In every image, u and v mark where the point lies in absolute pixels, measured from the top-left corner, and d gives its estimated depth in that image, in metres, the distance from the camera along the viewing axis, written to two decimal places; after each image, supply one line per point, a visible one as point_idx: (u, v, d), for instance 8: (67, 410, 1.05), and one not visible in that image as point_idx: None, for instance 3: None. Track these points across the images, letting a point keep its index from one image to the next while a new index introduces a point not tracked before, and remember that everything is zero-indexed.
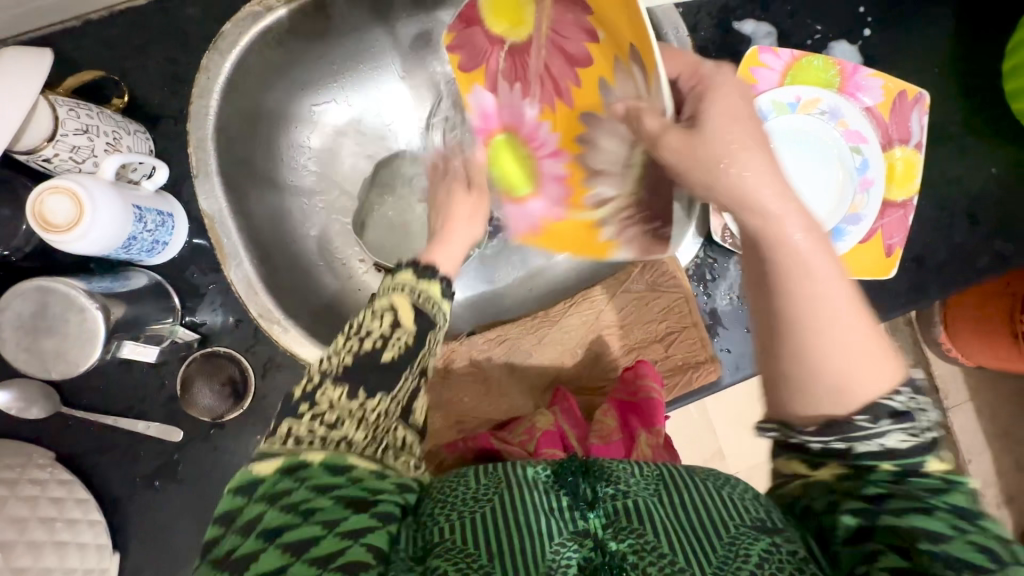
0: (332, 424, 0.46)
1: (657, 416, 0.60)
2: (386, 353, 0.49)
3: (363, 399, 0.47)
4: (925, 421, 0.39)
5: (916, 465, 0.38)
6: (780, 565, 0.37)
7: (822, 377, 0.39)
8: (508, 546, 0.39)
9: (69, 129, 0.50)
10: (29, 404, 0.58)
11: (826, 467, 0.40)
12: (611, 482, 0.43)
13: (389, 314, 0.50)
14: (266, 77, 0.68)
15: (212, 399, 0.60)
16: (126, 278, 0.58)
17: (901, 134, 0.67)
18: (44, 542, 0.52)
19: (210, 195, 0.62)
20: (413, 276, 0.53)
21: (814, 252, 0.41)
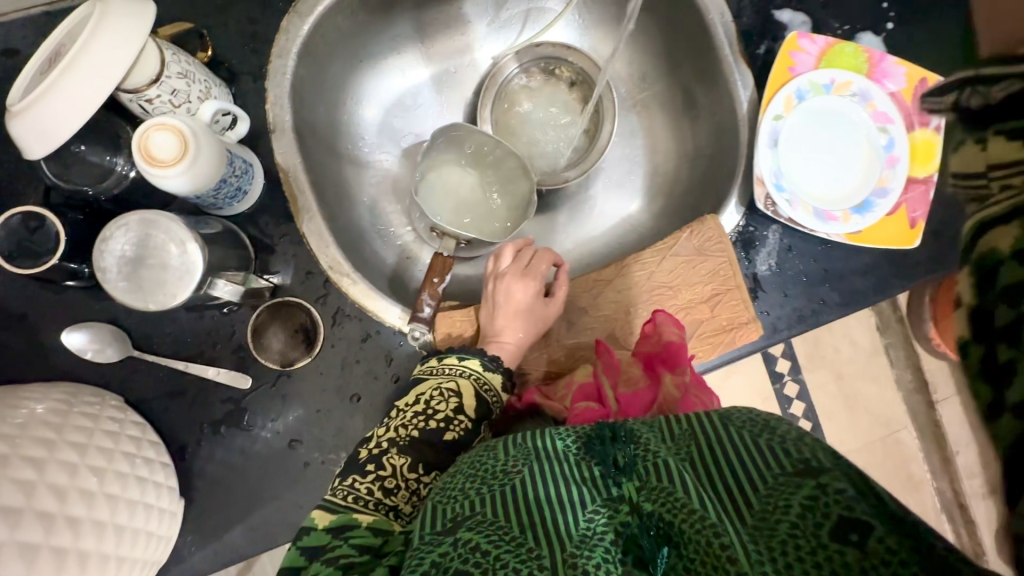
0: (389, 491, 0.53)
1: (681, 358, 0.61)
2: (448, 433, 0.56)
3: (421, 471, 0.54)
4: None
5: None
6: (823, 511, 0.34)
7: None
8: (540, 521, 0.40)
9: (172, 72, 0.52)
10: (104, 346, 0.59)
11: None
12: (638, 445, 0.43)
13: (454, 399, 0.58)
14: (333, 46, 0.72)
15: (285, 344, 0.63)
16: (206, 222, 0.59)
17: (922, 117, 0.72)
18: (129, 474, 0.52)
19: (286, 150, 0.64)
20: (478, 363, 0.61)
21: None
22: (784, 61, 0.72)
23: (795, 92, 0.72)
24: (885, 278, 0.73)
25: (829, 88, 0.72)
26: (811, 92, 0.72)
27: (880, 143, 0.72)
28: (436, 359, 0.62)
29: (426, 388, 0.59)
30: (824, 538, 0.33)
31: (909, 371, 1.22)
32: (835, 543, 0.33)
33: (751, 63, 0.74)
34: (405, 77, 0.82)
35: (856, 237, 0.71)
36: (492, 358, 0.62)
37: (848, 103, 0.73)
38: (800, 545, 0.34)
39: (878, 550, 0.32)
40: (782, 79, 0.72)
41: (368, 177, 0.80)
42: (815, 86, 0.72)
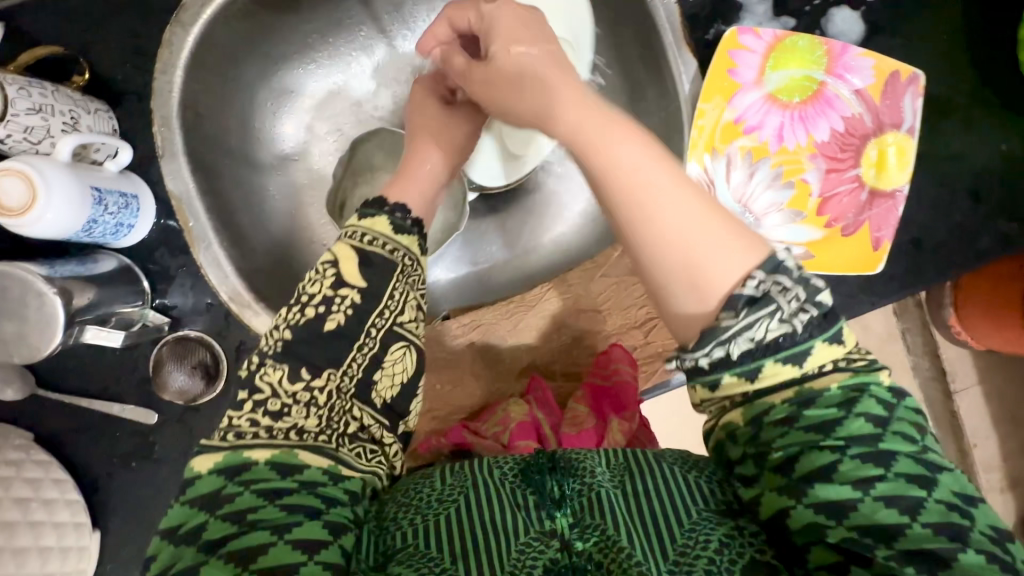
0: (277, 415, 0.44)
1: (630, 401, 0.60)
2: (330, 320, 0.47)
3: (306, 378, 0.45)
4: (788, 301, 0.36)
5: (799, 352, 0.37)
6: (739, 550, 0.38)
7: (685, 250, 0.38)
8: (471, 546, 0.41)
9: (20, 108, 0.49)
10: (4, 386, 0.58)
11: (765, 374, 0.37)
12: (578, 477, 0.44)
13: (331, 270, 0.48)
14: (234, 51, 0.66)
15: (185, 380, 0.61)
16: (93, 262, 0.57)
17: (893, 118, 0.63)
18: (17, 521, 0.52)
19: (176, 175, 0.60)
20: (360, 221, 0.50)
21: (648, 195, 0.38)
22: (726, 62, 0.63)
23: (736, 101, 0.63)
24: (847, 299, 0.64)
25: (768, 97, 0.64)
26: (755, 100, 0.64)
27: (826, 160, 0.64)
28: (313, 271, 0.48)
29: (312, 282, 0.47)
30: (737, 570, 0.38)
31: (927, 359, 1.22)
32: None
33: (698, 47, 0.64)
34: (326, 78, 0.75)
35: (810, 262, 0.63)
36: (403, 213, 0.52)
37: (789, 114, 0.64)
38: None
39: None
40: (726, 82, 0.63)
41: (290, 188, 0.74)
42: (762, 88, 0.63)
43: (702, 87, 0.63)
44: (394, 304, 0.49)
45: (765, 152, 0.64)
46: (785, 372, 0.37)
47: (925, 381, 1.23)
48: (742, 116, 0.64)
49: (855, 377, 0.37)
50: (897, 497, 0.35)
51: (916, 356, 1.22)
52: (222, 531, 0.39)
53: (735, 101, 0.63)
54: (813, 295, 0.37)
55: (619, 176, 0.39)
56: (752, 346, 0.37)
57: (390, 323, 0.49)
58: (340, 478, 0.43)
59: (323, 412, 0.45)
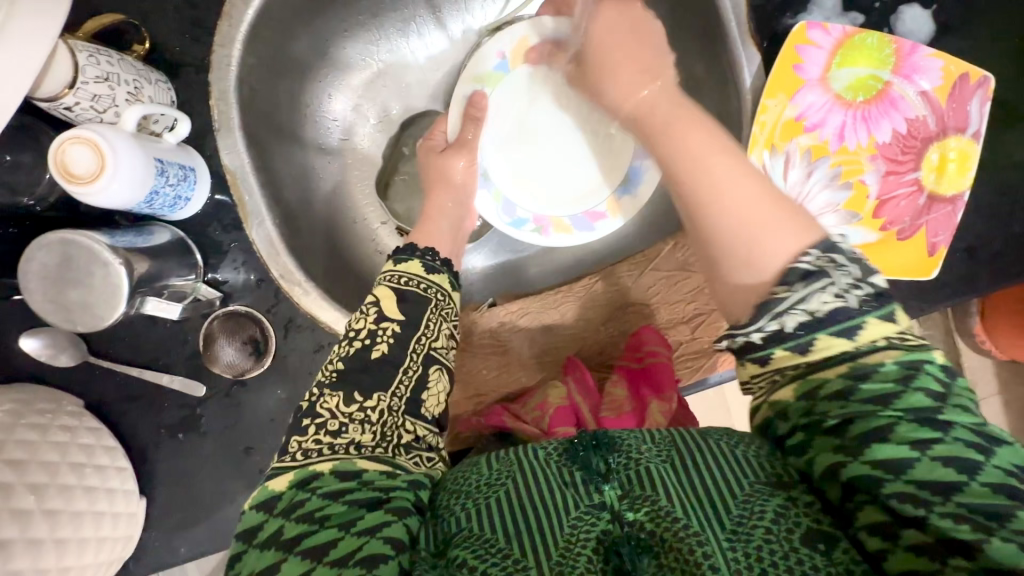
0: (336, 432, 0.46)
1: (668, 381, 0.57)
2: (375, 349, 0.49)
3: (359, 399, 0.47)
4: (842, 277, 0.38)
5: (847, 326, 0.37)
6: (794, 521, 0.37)
7: (745, 222, 0.41)
8: (526, 526, 0.39)
9: (88, 76, 0.49)
10: (58, 352, 0.59)
11: (816, 348, 0.38)
12: (621, 452, 0.42)
13: (374, 307, 0.51)
14: (290, 25, 0.65)
15: (234, 355, 0.62)
16: (149, 233, 0.57)
17: (958, 122, 0.62)
18: (74, 486, 0.53)
19: (232, 150, 0.60)
20: (417, 267, 0.55)
21: (726, 180, 0.43)
22: (790, 58, 0.62)
23: (799, 98, 0.63)
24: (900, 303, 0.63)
25: (830, 96, 0.63)
26: (818, 98, 0.63)
27: (887, 162, 0.63)
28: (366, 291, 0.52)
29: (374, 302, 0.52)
30: (797, 541, 0.36)
31: None
32: (806, 547, 0.36)
33: (761, 40, 0.63)
34: (377, 59, 0.75)
35: None
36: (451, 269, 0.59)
37: (852, 114, 0.63)
38: (774, 548, 0.36)
39: (843, 559, 0.35)
40: (789, 78, 0.62)
41: (337, 167, 0.75)
42: (826, 86, 0.63)
43: (766, 83, 0.62)
44: (430, 330, 0.52)
45: (824, 151, 0.63)
46: (836, 344, 0.37)
47: None
48: (803, 113, 0.63)
49: (908, 356, 0.37)
50: (964, 462, 0.34)
51: None
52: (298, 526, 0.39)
53: (799, 95, 0.62)
54: (865, 274, 0.39)
55: (696, 161, 0.44)
56: (804, 318, 0.38)
57: (426, 349, 0.52)
58: (398, 473, 0.44)
59: (377, 429, 0.47)
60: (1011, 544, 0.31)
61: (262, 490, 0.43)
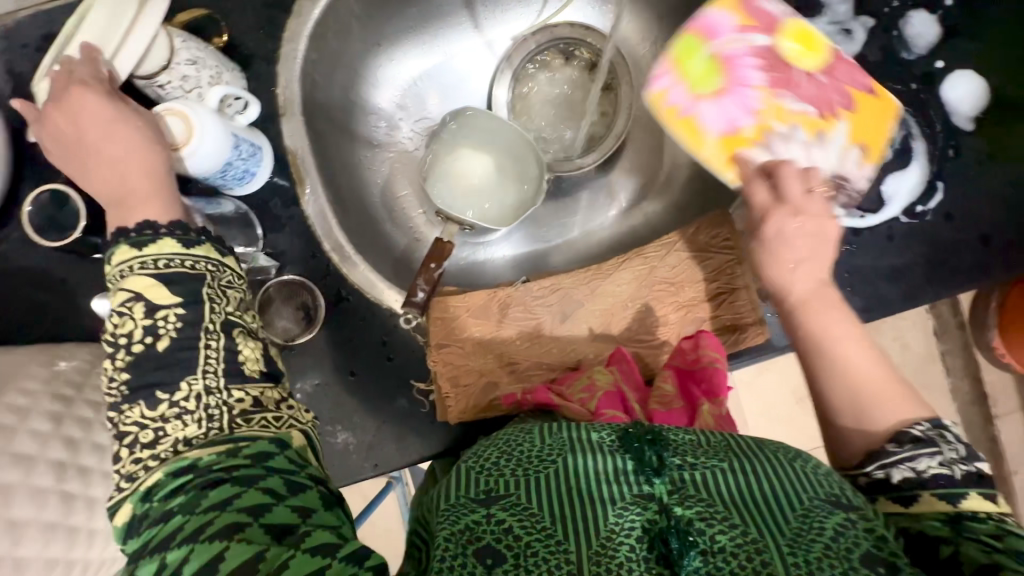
0: (153, 442, 0.45)
1: (720, 387, 0.60)
2: (208, 361, 0.46)
3: (195, 409, 0.45)
4: (950, 450, 0.45)
5: (954, 492, 0.43)
6: (854, 540, 0.39)
7: (859, 387, 0.50)
8: (579, 508, 0.42)
9: (181, 58, 0.56)
10: None
11: (918, 503, 0.44)
12: (676, 452, 0.44)
13: (177, 313, 0.46)
14: (348, 27, 0.72)
15: (288, 321, 0.66)
16: (217, 203, 0.64)
17: (768, 20, 0.63)
18: None
19: (295, 133, 0.67)
20: (171, 246, 0.48)
21: (848, 349, 0.51)
22: (668, 117, 0.65)
23: (711, 121, 0.64)
24: (916, 286, 0.67)
25: (696, 100, 0.64)
26: (716, 112, 0.64)
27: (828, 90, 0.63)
28: (207, 338, 0.47)
29: (209, 360, 0.46)
30: (854, 561, 0.38)
31: (966, 381, 1.21)
32: (864, 568, 0.38)
33: None
34: (423, 59, 0.82)
35: (874, 151, 0.62)
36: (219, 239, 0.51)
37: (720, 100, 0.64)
38: (832, 565, 0.38)
39: None
40: (678, 120, 0.65)
41: (381, 158, 0.80)
42: (706, 100, 0.64)
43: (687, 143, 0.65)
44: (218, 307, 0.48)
45: (781, 122, 0.63)
46: (940, 505, 0.43)
47: (965, 405, 1.22)
48: (733, 128, 0.64)
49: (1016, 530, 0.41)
50: None
51: (956, 379, 1.22)
52: (159, 509, 0.42)
53: (712, 128, 0.64)
54: (971, 457, 0.45)
55: (826, 336, 0.52)
56: (910, 474, 0.45)
57: (224, 314, 0.48)
58: (240, 449, 0.44)
59: (203, 418, 0.45)
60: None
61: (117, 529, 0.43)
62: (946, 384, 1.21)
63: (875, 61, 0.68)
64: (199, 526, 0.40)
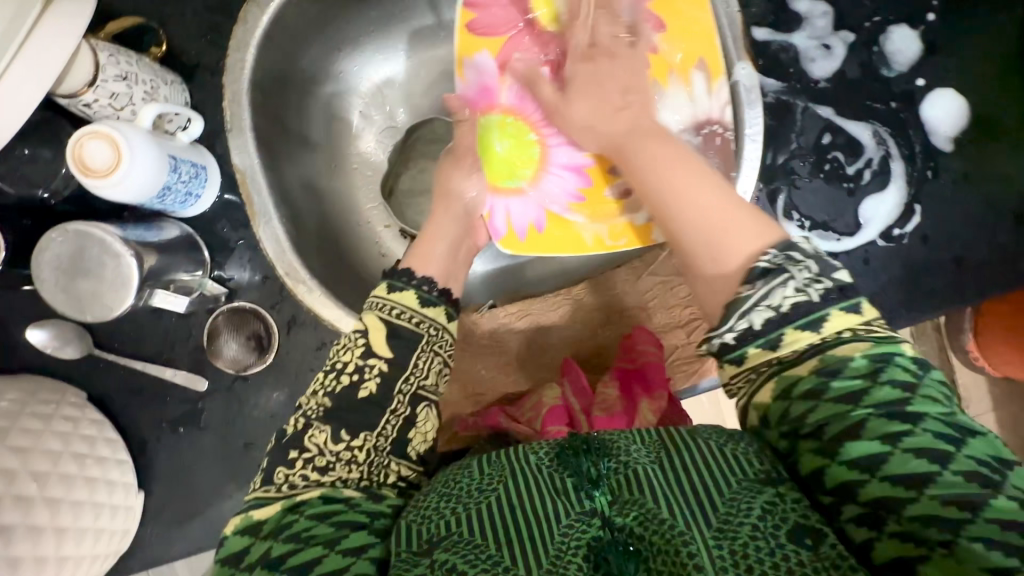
0: (323, 470, 0.46)
1: (658, 380, 0.59)
2: (363, 387, 0.49)
3: (346, 438, 0.47)
4: (801, 273, 0.41)
5: (815, 319, 0.40)
6: (783, 516, 0.36)
7: (696, 222, 0.47)
8: (519, 531, 0.39)
9: (108, 74, 0.51)
10: (64, 344, 0.61)
11: (788, 340, 0.40)
12: (613, 457, 0.41)
13: (361, 339, 0.51)
14: (302, 33, 0.67)
15: (237, 350, 0.63)
16: (159, 228, 0.59)
17: (488, 18, 0.66)
18: (75, 476, 0.54)
19: (242, 151, 0.62)
20: (413, 298, 0.54)
21: (691, 193, 0.48)
22: (512, 238, 0.66)
23: (540, 195, 0.65)
24: (891, 309, 0.65)
25: (533, 192, 0.66)
26: (522, 202, 0.66)
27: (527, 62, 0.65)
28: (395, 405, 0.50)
29: (388, 422, 0.49)
30: (782, 539, 0.36)
31: None
32: (793, 545, 0.35)
33: (756, 55, 0.66)
34: (387, 66, 0.77)
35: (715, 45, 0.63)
36: (442, 292, 0.56)
37: (550, 165, 0.65)
38: (759, 548, 0.35)
39: (829, 555, 0.35)
40: (514, 241, 0.66)
41: (343, 171, 0.76)
42: (516, 191, 0.66)
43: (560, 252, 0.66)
44: (419, 370, 0.52)
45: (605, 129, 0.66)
46: (806, 337, 0.40)
47: None
48: (550, 201, 0.65)
49: (877, 349, 0.39)
50: (934, 452, 0.35)
51: None
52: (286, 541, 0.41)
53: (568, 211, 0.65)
54: (827, 270, 0.42)
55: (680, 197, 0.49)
56: (771, 313, 0.41)
57: (416, 387, 0.51)
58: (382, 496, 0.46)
59: (363, 470, 0.47)
60: (994, 524, 0.33)
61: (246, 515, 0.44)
62: None
63: (854, 78, 0.65)
64: (310, 559, 0.40)
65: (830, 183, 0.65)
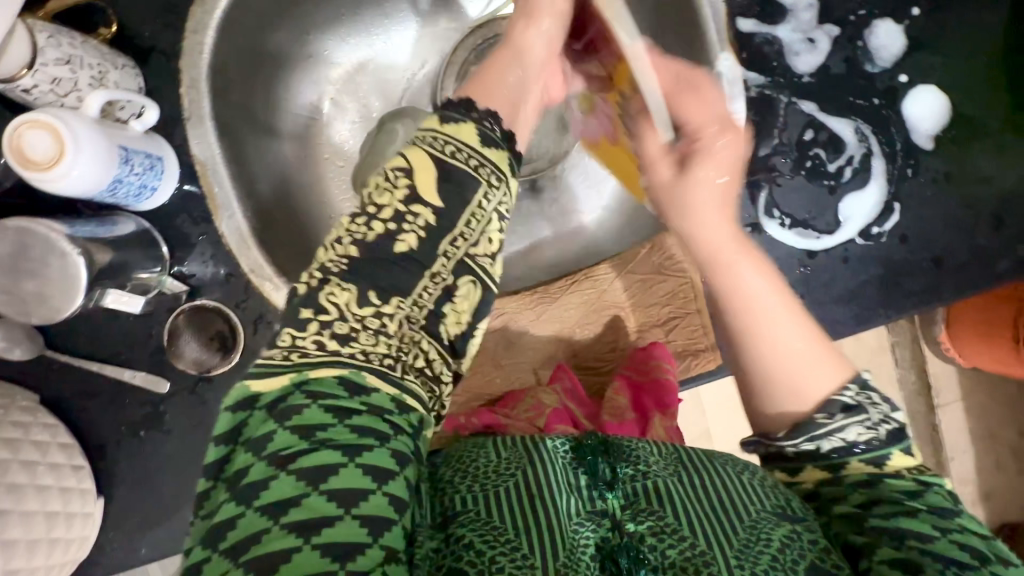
0: (345, 339, 0.40)
1: (670, 397, 0.60)
2: (401, 240, 0.42)
3: (375, 302, 0.41)
4: (878, 412, 0.42)
5: (879, 454, 0.41)
6: (801, 552, 0.37)
7: (776, 378, 0.43)
8: (534, 517, 0.38)
9: (48, 58, 0.47)
10: (12, 346, 0.57)
11: (850, 466, 0.42)
12: (629, 462, 0.41)
13: (403, 180, 0.43)
14: (266, 15, 0.63)
15: (199, 351, 0.60)
16: (112, 224, 0.56)
17: None
18: (25, 485, 0.50)
19: (202, 140, 0.58)
20: (472, 135, 0.45)
21: (778, 328, 0.44)
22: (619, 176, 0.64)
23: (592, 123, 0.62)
24: (868, 308, 0.65)
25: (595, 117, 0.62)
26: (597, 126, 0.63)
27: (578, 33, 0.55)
28: (438, 257, 0.43)
29: (424, 289, 0.43)
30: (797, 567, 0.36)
31: (913, 371, 1.15)
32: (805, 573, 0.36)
33: (740, 46, 0.64)
34: (359, 50, 0.73)
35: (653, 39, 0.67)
36: (515, 153, 0.48)
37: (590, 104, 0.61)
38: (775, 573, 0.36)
39: None
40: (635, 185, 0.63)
41: (312, 160, 0.73)
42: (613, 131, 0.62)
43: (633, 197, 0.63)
44: (468, 231, 0.44)
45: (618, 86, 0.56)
46: (868, 466, 0.42)
47: (913, 396, 1.16)
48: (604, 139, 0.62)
49: (931, 476, 0.41)
50: (967, 545, 0.37)
51: (904, 370, 1.14)
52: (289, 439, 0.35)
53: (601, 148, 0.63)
54: (894, 410, 0.43)
55: (748, 304, 0.45)
56: (841, 443, 0.42)
57: (462, 254, 0.44)
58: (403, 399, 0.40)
59: (392, 343, 0.41)
60: None
61: (239, 388, 0.38)
62: (894, 376, 1.13)
63: (838, 72, 0.64)
64: (285, 499, 0.34)
65: (812, 180, 0.65)
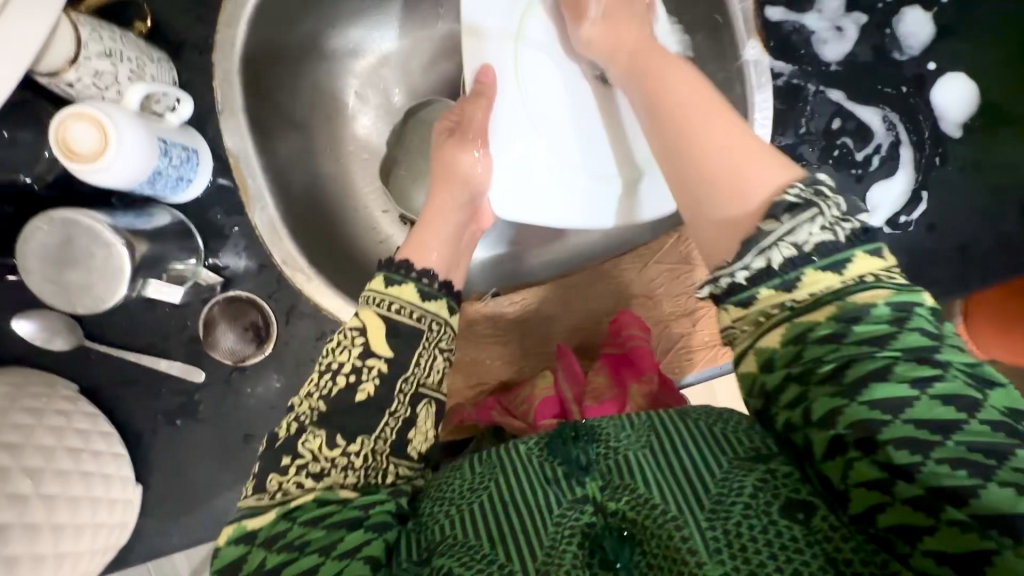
0: (320, 475, 0.45)
1: (646, 362, 0.58)
2: (360, 391, 0.48)
3: (342, 443, 0.46)
4: (830, 207, 0.39)
5: (836, 259, 0.38)
6: (774, 493, 0.36)
7: (718, 181, 0.44)
8: (510, 528, 0.39)
9: (92, 51, 0.48)
10: (53, 336, 0.59)
11: (803, 282, 0.38)
12: (600, 443, 0.42)
13: (358, 340, 0.49)
14: (296, 9, 0.64)
15: (235, 342, 0.61)
16: (149, 215, 0.56)
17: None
18: (70, 471, 0.52)
19: (236, 134, 0.59)
20: (414, 293, 0.53)
21: (715, 136, 0.46)
22: None
23: None
24: None
25: None
26: None
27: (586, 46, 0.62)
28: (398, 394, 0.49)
29: (386, 425, 0.48)
30: (776, 515, 0.35)
31: None
32: (785, 521, 0.35)
33: (767, 35, 0.64)
34: (384, 44, 0.74)
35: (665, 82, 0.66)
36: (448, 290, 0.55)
37: None
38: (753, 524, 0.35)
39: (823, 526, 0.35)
40: None
41: (338, 153, 0.73)
42: None
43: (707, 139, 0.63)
44: (421, 367, 0.51)
45: None
46: (823, 278, 0.38)
47: None
48: None
49: (982, 367, 0.35)
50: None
51: None
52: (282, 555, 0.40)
53: None
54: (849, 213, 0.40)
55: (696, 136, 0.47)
56: (793, 252, 0.39)
57: (416, 386, 0.50)
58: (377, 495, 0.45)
59: (360, 471, 0.46)
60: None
61: (236, 527, 0.42)
62: None
63: (865, 61, 0.64)
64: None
65: (840, 169, 0.65)
